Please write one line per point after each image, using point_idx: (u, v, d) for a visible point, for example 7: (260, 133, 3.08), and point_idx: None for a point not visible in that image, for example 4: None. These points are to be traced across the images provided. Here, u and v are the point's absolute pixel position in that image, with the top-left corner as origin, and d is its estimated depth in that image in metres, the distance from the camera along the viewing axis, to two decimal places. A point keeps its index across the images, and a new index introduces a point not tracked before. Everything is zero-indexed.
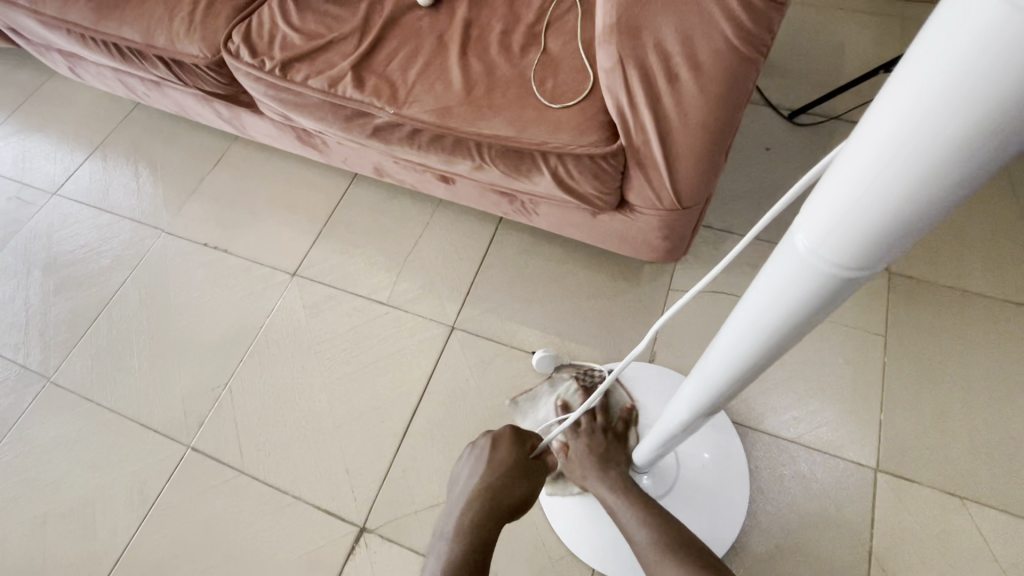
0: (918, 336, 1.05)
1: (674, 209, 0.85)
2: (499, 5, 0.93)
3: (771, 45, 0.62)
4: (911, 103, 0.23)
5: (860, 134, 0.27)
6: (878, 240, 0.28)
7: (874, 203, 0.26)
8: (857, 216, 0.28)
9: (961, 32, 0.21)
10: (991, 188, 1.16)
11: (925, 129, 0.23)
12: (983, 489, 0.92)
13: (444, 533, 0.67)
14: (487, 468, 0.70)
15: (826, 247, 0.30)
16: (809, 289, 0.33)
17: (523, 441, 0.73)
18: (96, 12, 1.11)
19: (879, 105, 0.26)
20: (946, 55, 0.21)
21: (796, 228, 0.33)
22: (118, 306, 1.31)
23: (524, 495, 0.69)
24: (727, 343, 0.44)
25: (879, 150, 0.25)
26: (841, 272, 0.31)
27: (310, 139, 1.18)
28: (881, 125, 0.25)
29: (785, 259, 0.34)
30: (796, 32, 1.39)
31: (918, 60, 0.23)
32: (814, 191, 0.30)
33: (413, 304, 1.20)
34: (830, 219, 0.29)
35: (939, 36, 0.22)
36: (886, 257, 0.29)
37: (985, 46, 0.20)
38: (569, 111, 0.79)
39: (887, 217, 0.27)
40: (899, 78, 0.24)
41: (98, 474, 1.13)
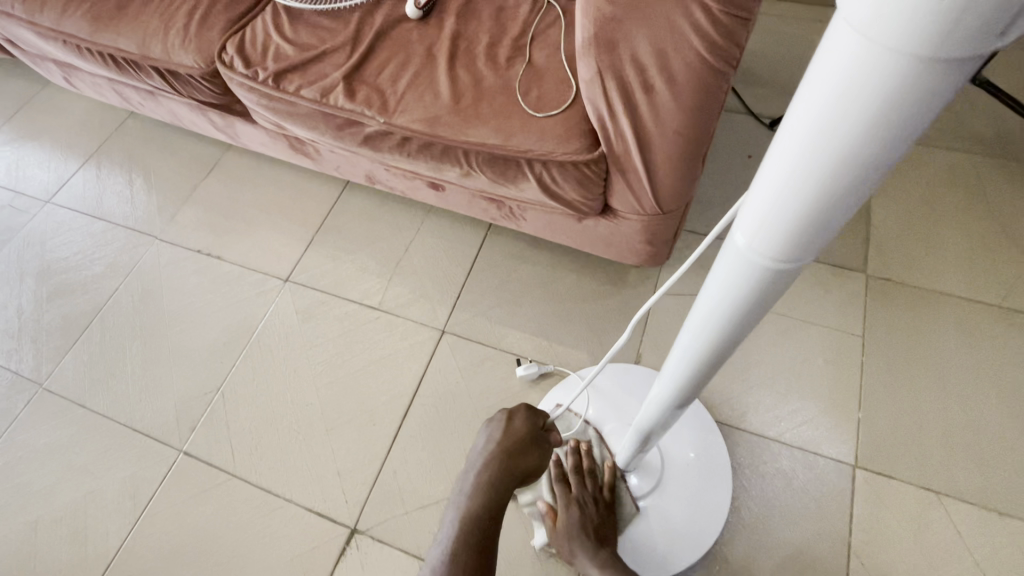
0: (894, 337, 1.08)
1: (656, 213, 0.88)
2: (486, 18, 0.96)
3: (740, 57, 0.66)
4: (809, 119, 0.26)
5: (775, 144, 0.30)
6: (804, 236, 0.31)
7: (793, 205, 0.29)
8: (781, 217, 0.30)
9: (841, 58, 0.23)
10: (963, 193, 1.21)
11: (823, 141, 0.26)
12: (957, 484, 0.95)
13: (457, 498, 0.67)
14: (501, 439, 0.69)
15: (760, 244, 0.33)
16: (750, 283, 0.36)
17: (537, 415, 0.72)
18: (93, 24, 1.14)
19: (786, 119, 0.28)
20: (830, 78, 0.24)
21: (734, 227, 0.35)
22: (111, 313, 1.32)
23: (536, 467, 0.68)
24: (687, 337, 0.47)
25: (790, 160, 0.28)
26: (775, 266, 0.34)
27: (302, 147, 1.20)
28: (790, 136, 0.28)
29: (728, 257, 0.37)
30: (776, 43, 1.44)
31: (811, 79, 0.26)
32: (748, 195, 0.33)
33: (404, 309, 1.22)
34: (760, 220, 0.32)
35: (824, 58, 0.24)
36: (812, 250, 0.32)
37: (862, 68, 0.22)
38: (552, 119, 0.82)
39: (805, 216, 0.29)
40: (798, 94, 0.27)
41: (91, 479, 1.14)
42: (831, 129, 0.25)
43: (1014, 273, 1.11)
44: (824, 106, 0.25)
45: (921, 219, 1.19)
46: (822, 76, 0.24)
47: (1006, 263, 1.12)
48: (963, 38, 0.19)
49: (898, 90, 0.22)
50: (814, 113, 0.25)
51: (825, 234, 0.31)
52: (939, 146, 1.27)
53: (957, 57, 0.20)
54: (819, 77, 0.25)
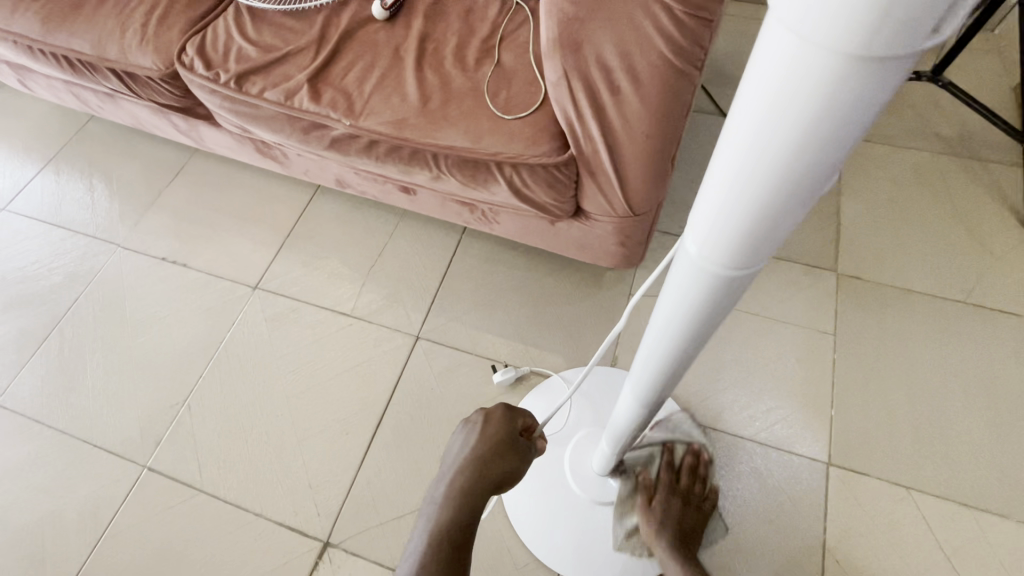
0: (864, 334, 1.09)
1: (627, 215, 0.88)
2: (454, 19, 0.95)
3: (704, 58, 0.66)
4: (751, 123, 0.25)
5: (720, 148, 0.29)
6: (753, 242, 0.30)
7: (741, 210, 0.28)
8: (729, 222, 0.30)
9: (780, 61, 0.22)
10: (928, 192, 1.23)
11: (766, 145, 0.25)
12: (927, 479, 0.97)
13: (428, 507, 0.64)
14: (476, 444, 0.64)
15: (711, 252, 0.32)
16: (704, 290, 0.36)
17: (516, 418, 0.67)
18: (45, 24, 1.09)
19: (729, 123, 0.28)
20: (769, 78, 0.23)
21: (686, 235, 0.35)
22: (71, 324, 1.27)
23: (514, 472, 0.64)
24: (649, 345, 0.47)
25: (736, 167, 0.27)
26: (728, 273, 0.33)
27: (268, 151, 1.17)
28: (734, 139, 0.27)
29: (682, 265, 0.36)
30: (747, 45, 1.46)
31: (750, 81, 0.25)
32: (697, 202, 0.32)
33: (378, 315, 1.20)
34: (709, 227, 0.31)
35: (763, 61, 0.24)
36: (763, 256, 0.32)
37: (798, 68, 0.22)
38: (520, 122, 0.81)
39: (753, 222, 0.29)
40: (739, 98, 0.26)
41: (49, 499, 1.09)
42: (773, 133, 0.24)
43: (977, 269, 1.14)
44: (765, 108, 0.24)
45: (888, 218, 1.21)
46: (761, 77, 0.24)
47: (970, 259, 1.15)
48: (897, 37, 0.19)
49: (835, 91, 0.21)
50: (755, 116, 0.25)
51: (773, 240, 0.30)
52: (904, 146, 1.30)
53: (893, 60, 0.20)
54: (758, 80, 0.24)
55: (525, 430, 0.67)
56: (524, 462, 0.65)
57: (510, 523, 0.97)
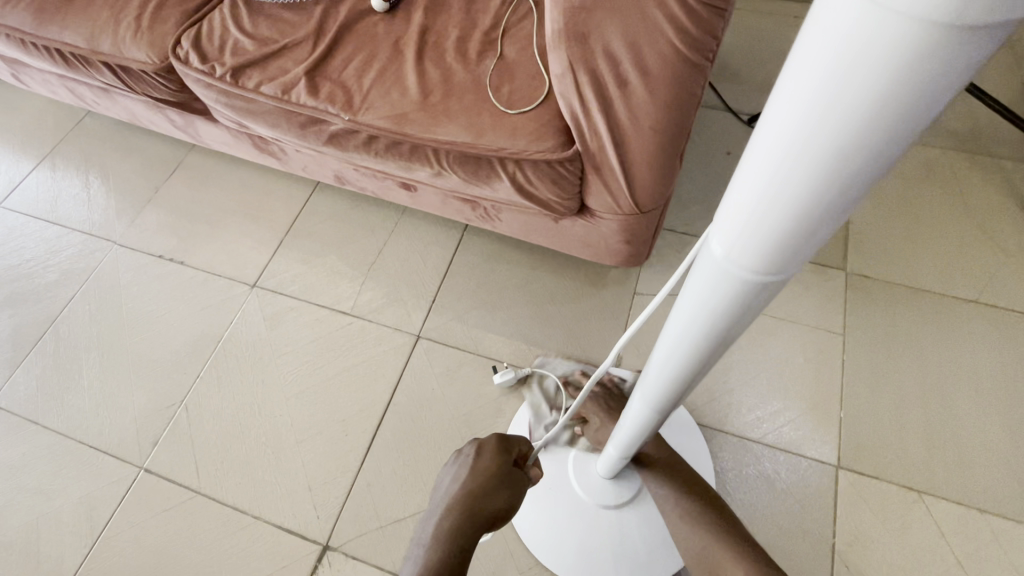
0: (874, 335, 1.07)
1: (633, 213, 0.86)
2: (456, 11, 0.92)
3: (717, 51, 0.64)
4: (793, 113, 0.23)
5: (755, 141, 0.27)
6: (785, 246, 0.28)
7: (776, 209, 0.26)
8: (761, 222, 0.28)
9: (831, 43, 0.20)
10: (940, 188, 1.21)
11: (811, 138, 0.23)
12: (939, 483, 0.95)
13: (417, 545, 0.60)
14: (469, 476, 0.64)
15: (738, 255, 0.30)
16: (727, 296, 0.34)
17: (509, 449, 0.67)
18: (37, 16, 1.07)
19: (768, 114, 0.26)
20: (819, 63, 0.21)
21: (709, 236, 0.33)
22: (66, 323, 1.25)
23: (508, 507, 0.63)
24: (664, 352, 0.45)
25: (773, 163, 0.25)
26: (755, 279, 0.31)
27: (266, 146, 1.15)
28: (773, 131, 0.25)
29: (703, 268, 0.34)
30: (754, 39, 1.43)
31: (795, 68, 0.23)
32: (724, 200, 0.30)
33: (378, 314, 1.18)
34: (738, 228, 0.29)
35: (810, 44, 0.22)
36: (794, 262, 0.30)
37: (856, 51, 0.20)
38: (525, 116, 0.79)
39: (788, 224, 0.27)
40: (780, 86, 0.24)
41: (44, 500, 1.07)
42: (820, 124, 0.22)
43: (990, 267, 1.12)
44: (813, 97, 0.22)
45: (899, 215, 1.19)
46: (809, 64, 0.22)
47: (982, 257, 1.13)
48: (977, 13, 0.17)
49: (896, 78, 0.19)
50: (800, 105, 0.23)
51: (807, 245, 0.28)
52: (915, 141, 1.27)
53: (962, 42, 0.18)
54: (803, 66, 0.22)
55: (519, 460, 0.68)
56: (519, 496, 0.64)
57: (512, 528, 0.96)
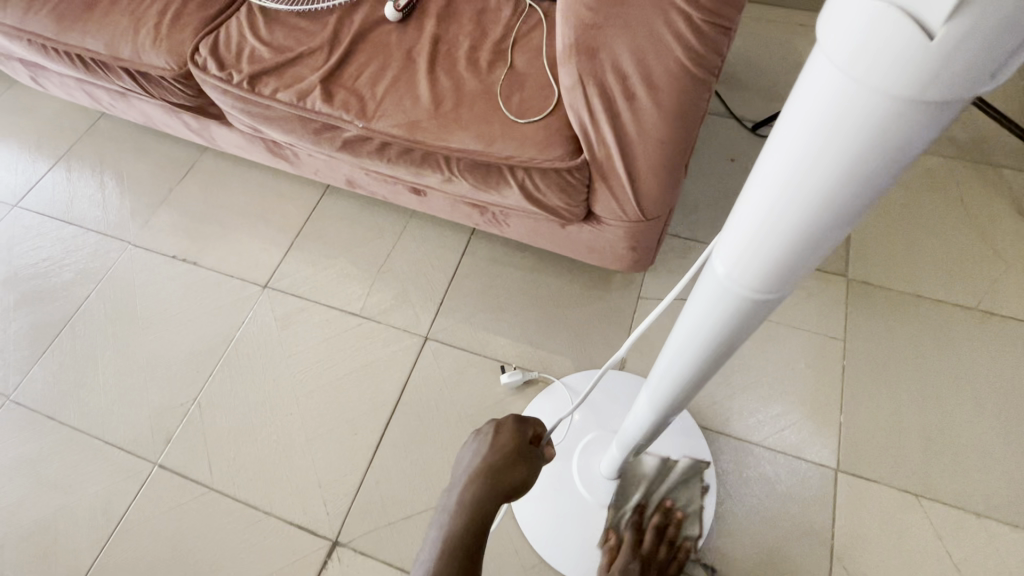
0: (875, 341, 1.09)
1: (638, 220, 0.88)
2: (467, 21, 0.95)
3: (721, 66, 0.66)
4: (790, 149, 0.26)
5: (757, 170, 0.29)
6: (784, 268, 0.31)
7: (776, 234, 0.29)
8: (760, 246, 0.30)
9: (826, 90, 0.23)
10: (941, 197, 1.22)
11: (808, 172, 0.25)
12: (937, 487, 0.97)
13: (440, 516, 0.63)
14: (488, 450, 0.66)
15: (740, 274, 0.33)
16: (728, 312, 0.36)
17: (526, 427, 0.69)
18: (59, 23, 1.10)
19: (769, 146, 0.28)
20: (817, 105, 0.23)
21: (712, 256, 0.35)
22: (82, 321, 1.28)
23: (525, 481, 0.65)
24: (666, 361, 0.47)
25: (772, 193, 0.28)
26: (756, 296, 0.34)
27: (279, 150, 1.18)
28: (772, 164, 0.27)
29: (707, 285, 0.36)
30: (758, 47, 1.45)
31: (793, 108, 0.25)
32: (727, 223, 0.33)
33: (386, 315, 1.20)
34: (741, 250, 0.32)
35: (806, 90, 0.24)
36: (792, 281, 0.32)
37: (852, 95, 0.22)
38: (534, 126, 0.81)
39: (787, 247, 0.29)
40: (779, 124, 0.27)
41: (61, 494, 1.10)
42: (816, 159, 0.25)
43: (989, 275, 1.13)
44: (810, 135, 0.24)
45: (901, 223, 1.20)
46: (806, 106, 0.24)
47: (981, 265, 1.14)
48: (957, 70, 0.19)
49: (885, 121, 0.22)
50: (797, 142, 0.25)
51: (805, 265, 0.31)
52: None
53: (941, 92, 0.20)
54: (800, 110, 0.25)
55: (535, 440, 0.70)
56: (535, 472, 0.67)
57: (517, 526, 0.98)
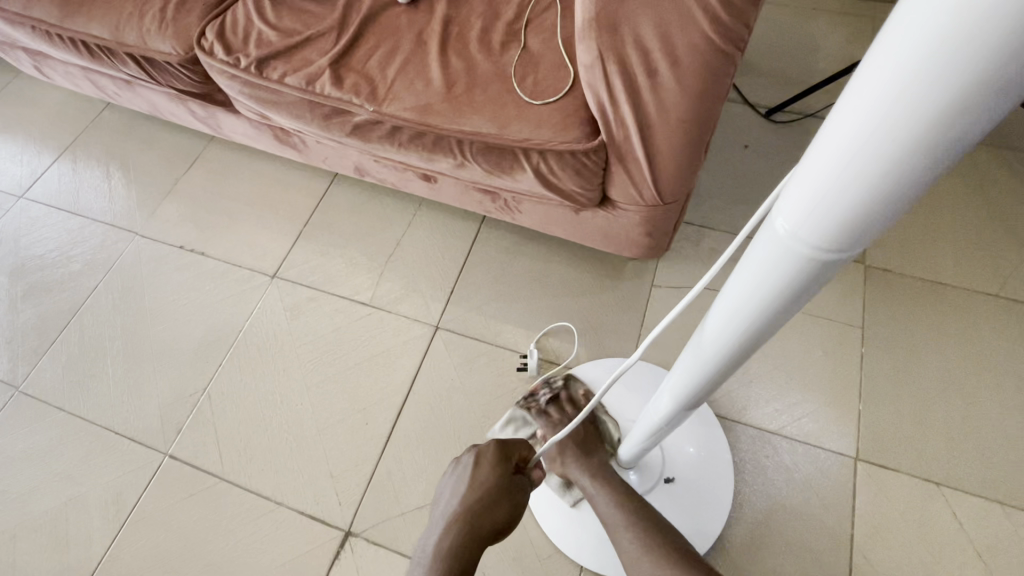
0: (894, 328, 1.07)
1: (656, 204, 0.86)
2: (479, 2, 0.93)
3: (748, 40, 0.63)
4: (876, 93, 0.24)
5: (834, 116, 0.27)
6: (857, 224, 0.29)
7: (852, 186, 0.27)
8: (830, 202, 0.29)
9: (928, 19, 0.21)
10: (960, 181, 1.20)
11: (896, 115, 0.24)
12: (960, 475, 0.95)
13: (418, 561, 0.65)
14: (468, 489, 0.66)
15: (807, 233, 0.31)
16: (789, 274, 0.34)
17: (509, 456, 0.68)
18: (62, 9, 1.08)
19: (851, 88, 0.26)
20: (914, 37, 0.22)
21: (772, 215, 0.34)
22: (90, 312, 1.27)
23: (509, 516, 0.66)
24: (710, 330, 0.46)
25: (849, 143, 0.26)
26: (822, 257, 0.32)
27: (287, 138, 1.16)
28: (855, 107, 0.25)
29: (764, 246, 0.35)
30: (771, 31, 1.42)
31: (887, 43, 0.23)
32: (792, 177, 0.31)
33: (396, 305, 1.19)
34: (809, 204, 0.30)
35: (903, 23, 0.22)
36: (859, 242, 0.30)
37: (960, 24, 0.20)
38: (550, 107, 0.79)
39: (863, 202, 0.27)
40: (865, 65, 0.25)
41: (71, 485, 1.09)
42: (907, 100, 0.23)
43: (1010, 260, 1.11)
44: (902, 74, 0.23)
45: (919, 208, 1.18)
46: (903, 41, 0.22)
47: (1002, 250, 1.12)
48: None
49: (996, 54, 0.20)
50: (886, 83, 0.24)
51: (874, 224, 0.29)
52: None
53: None
54: (893, 45, 0.23)
55: (520, 463, 0.68)
56: (519, 505, 0.67)
57: (533, 517, 0.97)
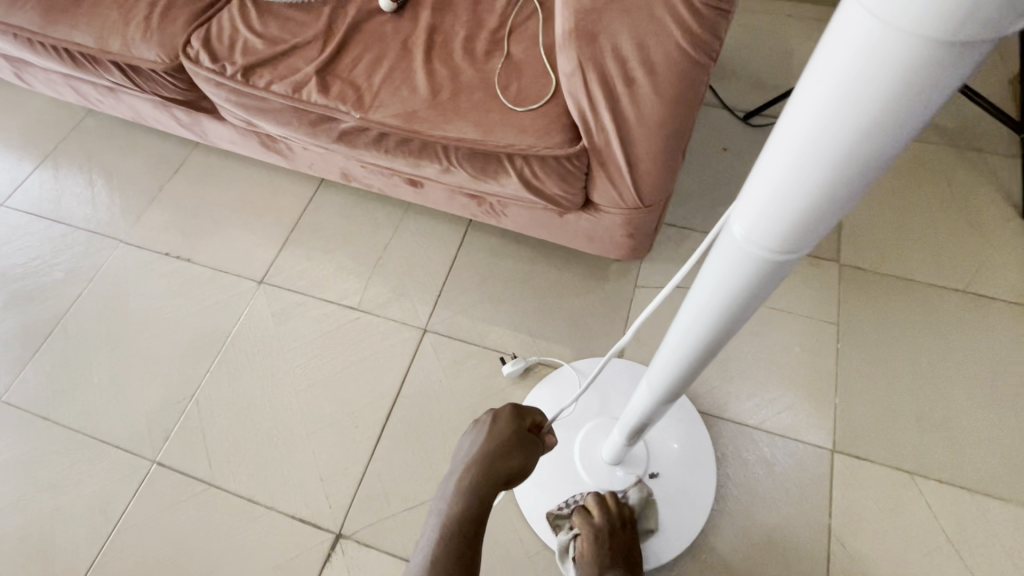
0: (867, 324, 1.11)
1: (637, 207, 0.89)
2: (462, 11, 0.95)
3: (720, 49, 0.66)
4: (813, 109, 0.27)
5: (780, 128, 0.30)
6: (804, 225, 0.31)
7: (797, 191, 0.30)
8: (780, 206, 0.31)
9: (853, 42, 0.24)
10: (928, 182, 1.25)
11: (831, 126, 0.26)
12: (931, 464, 0.99)
13: (438, 503, 0.66)
14: (484, 440, 0.67)
15: (760, 235, 0.34)
16: (747, 274, 0.37)
17: (523, 415, 0.69)
18: (45, 16, 1.08)
19: (792, 104, 0.29)
20: (842, 59, 0.24)
21: (731, 219, 0.36)
22: (74, 320, 1.26)
23: (522, 469, 0.66)
24: (681, 329, 0.48)
25: (793, 153, 0.29)
26: (774, 257, 0.35)
27: (274, 144, 1.17)
28: (795, 122, 0.28)
29: (724, 248, 0.37)
30: (747, 37, 1.46)
31: (818, 64, 0.26)
32: (746, 185, 0.34)
33: (384, 309, 1.20)
34: (761, 209, 0.32)
35: (831, 46, 0.25)
36: (808, 241, 0.33)
37: (879, 47, 0.23)
38: (532, 114, 0.82)
39: (806, 204, 0.30)
40: (802, 83, 0.28)
41: (57, 495, 1.09)
42: (840, 114, 0.25)
43: (976, 258, 1.16)
44: (832, 92, 0.25)
45: (890, 208, 1.23)
46: (832, 62, 0.25)
47: (968, 248, 1.17)
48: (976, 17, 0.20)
49: (913, 74, 0.22)
50: (820, 100, 0.26)
51: (821, 225, 0.32)
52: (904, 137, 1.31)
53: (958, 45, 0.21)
54: (824, 65, 0.26)
55: (534, 428, 0.70)
56: (532, 459, 0.67)
57: (521, 515, 0.98)
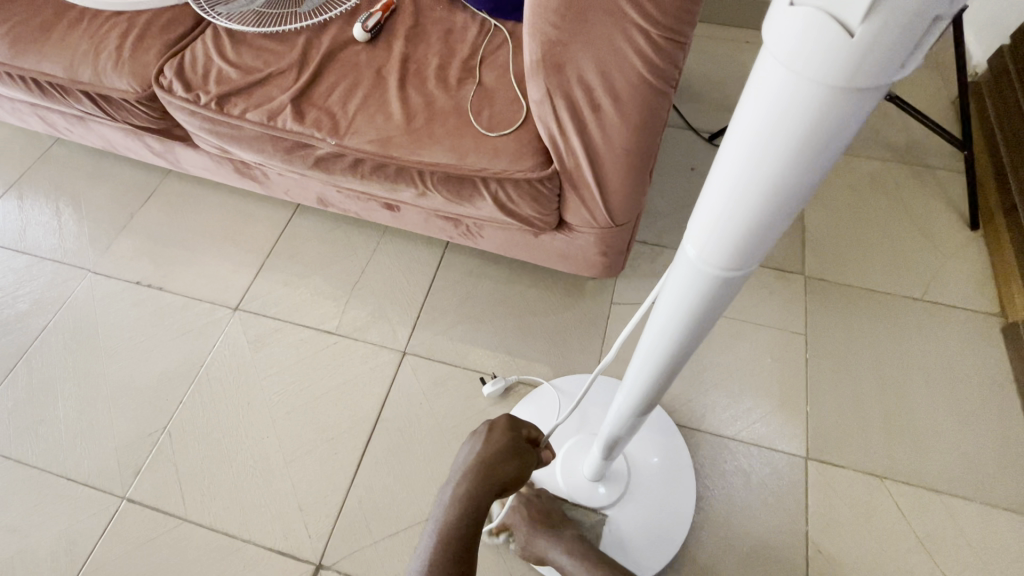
0: (832, 334, 1.15)
1: (608, 225, 0.92)
2: (435, 40, 0.98)
3: (679, 77, 0.70)
4: (745, 144, 0.29)
5: (719, 159, 0.32)
6: (746, 247, 0.34)
7: (736, 215, 0.32)
8: (725, 230, 0.33)
9: (775, 88, 0.26)
10: (883, 197, 1.32)
11: (760, 157, 0.29)
12: (899, 467, 1.02)
13: (436, 510, 0.67)
14: (482, 450, 0.69)
15: (708, 255, 0.36)
16: (700, 291, 0.39)
17: (519, 427, 0.72)
18: (12, 46, 1.07)
19: (727, 139, 0.31)
20: (765, 102, 0.27)
21: (683, 241, 0.38)
22: (38, 353, 1.22)
23: (518, 474, 0.68)
24: (647, 344, 0.50)
25: (730, 184, 0.31)
26: (723, 275, 0.37)
27: (248, 171, 1.17)
28: (731, 152, 0.30)
29: (679, 269, 0.40)
30: (711, 63, 1.53)
31: (747, 104, 0.29)
32: (693, 211, 0.36)
33: (363, 332, 1.20)
34: (708, 233, 0.35)
35: (757, 91, 0.28)
36: (752, 260, 0.36)
37: (795, 97, 0.25)
38: (504, 139, 0.84)
39: (745, 226, 0.32)
40: (734, 122, 0.30)
41: (20, 537, 1.04)
42: (768, 144, 0.28)
43: (931, 267, 1.22)
44: (761, 131, 0.28)
45: (850, 222, 1.29)
46: (758, 100, 0.27)
47: (923, 259, 1.23)
48: (874, 62, 0.22)
49: (823, 116, 0.25)
50: (751, 138, 0.29)
51: (764, 245, 0.34)
52: (859, 155, 1.39)
53: (864, 90, 0.24)
54: (750, 108, 0.28)
55: (531, 440, 0.73)
56: (527, 466, 0.70)
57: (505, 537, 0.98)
